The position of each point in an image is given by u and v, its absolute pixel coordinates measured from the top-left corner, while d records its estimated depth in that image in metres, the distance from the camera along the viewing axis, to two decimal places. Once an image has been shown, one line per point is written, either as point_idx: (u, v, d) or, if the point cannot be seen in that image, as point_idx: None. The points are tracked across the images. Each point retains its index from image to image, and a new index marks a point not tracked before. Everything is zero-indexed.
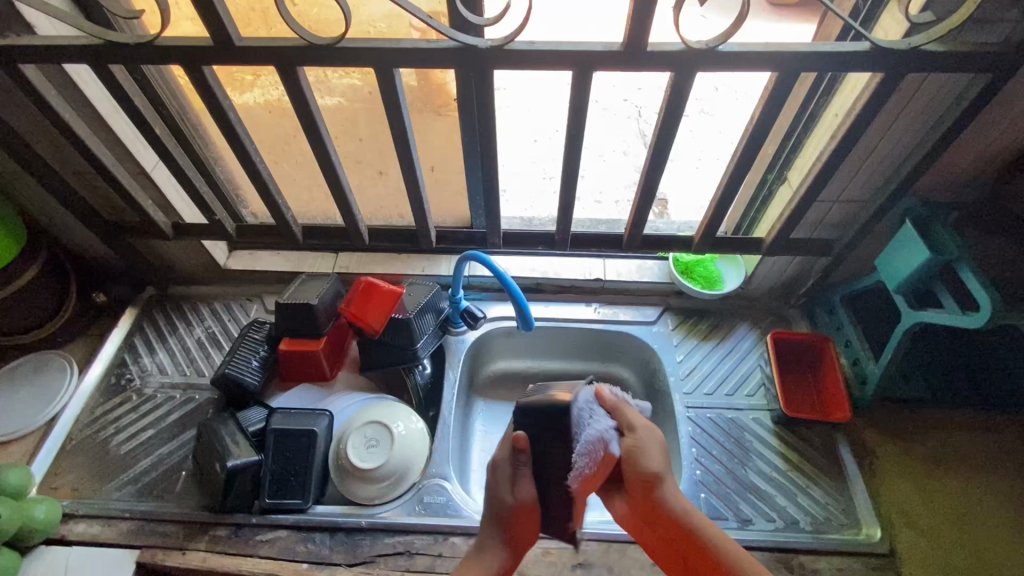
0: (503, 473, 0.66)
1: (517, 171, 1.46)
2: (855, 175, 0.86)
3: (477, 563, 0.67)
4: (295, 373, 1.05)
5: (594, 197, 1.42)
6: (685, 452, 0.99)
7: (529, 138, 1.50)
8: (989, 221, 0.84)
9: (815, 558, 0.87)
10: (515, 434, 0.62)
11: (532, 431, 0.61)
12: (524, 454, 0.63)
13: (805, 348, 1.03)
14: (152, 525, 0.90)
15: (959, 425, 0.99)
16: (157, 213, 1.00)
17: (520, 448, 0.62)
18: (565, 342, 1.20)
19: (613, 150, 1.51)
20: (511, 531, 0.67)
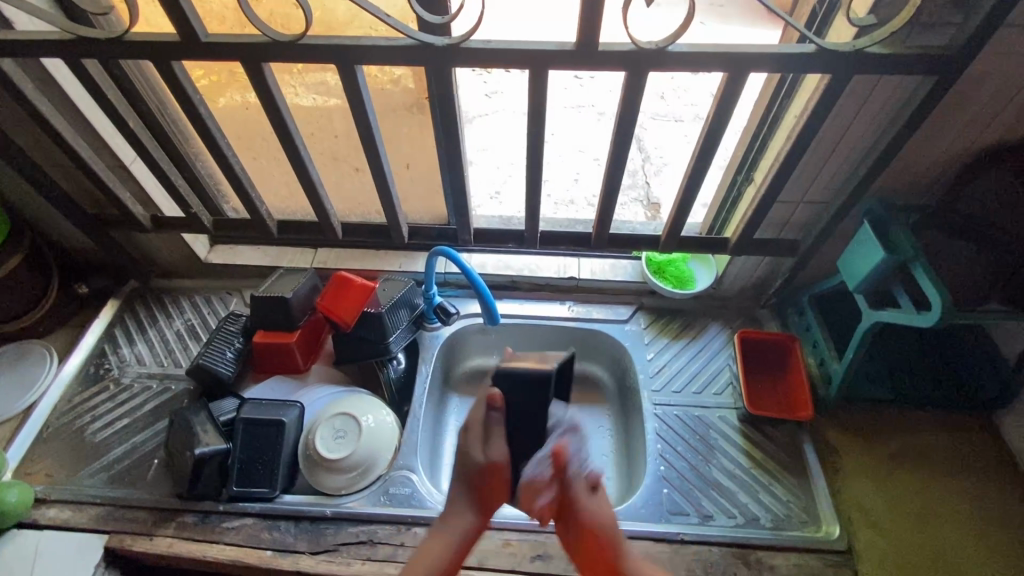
0: (476, 433, 0.65)
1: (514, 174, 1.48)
2: (815, 177, 0.88)
3: (446, 525, 0.64)
4: (270, 365, 1.07)
5: (589, 201, 1.44)
6: (650, 448, 1.00)
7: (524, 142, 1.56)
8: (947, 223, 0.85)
9: (773, 554, 0.88)
10: (492, 391, 0.64)
11: (508, 393, 0.63)
12: (499, 411, 0.64)
13: (772, 347, 1.04)
14: (122, 511, 0.92)
15: (923, 426, 0.99)
16: (136, 206, 1.02)
17: (495, 404, 0.64)
18: (539, 339, 1.21)
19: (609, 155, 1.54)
20: (481, 494, 0.65)
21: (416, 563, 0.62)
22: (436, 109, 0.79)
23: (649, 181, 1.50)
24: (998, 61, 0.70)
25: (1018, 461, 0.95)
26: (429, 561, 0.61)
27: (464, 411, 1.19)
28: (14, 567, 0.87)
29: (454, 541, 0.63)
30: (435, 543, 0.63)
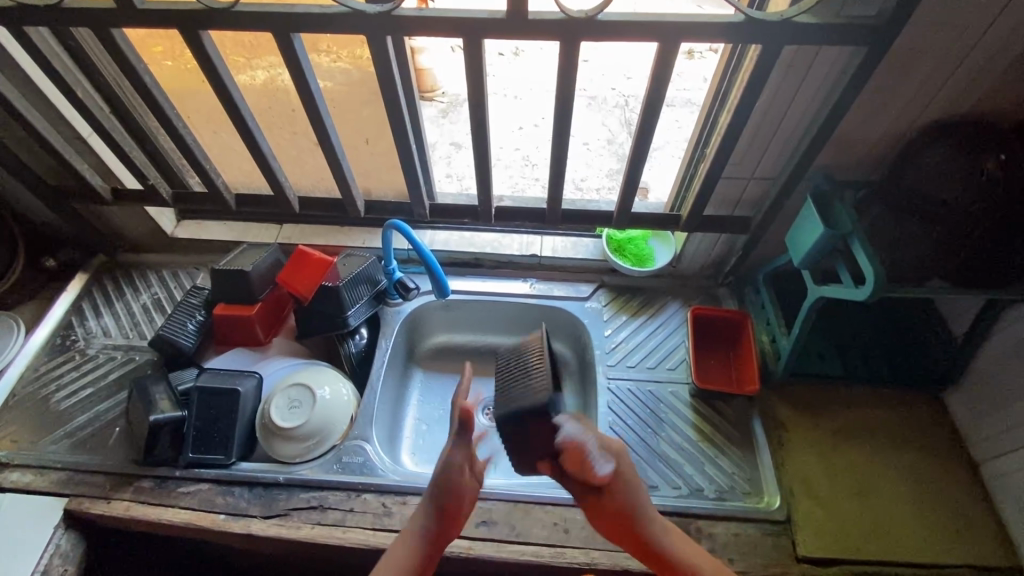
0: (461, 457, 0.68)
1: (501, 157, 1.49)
2: (762, 152, 0.88)
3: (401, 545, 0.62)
4: (231, 337, 1.09)
5: (576, 183, 1.44)
6: (602, 421, 1.02)
7: (514, 126, 1.56)
8: (892, 199, 0.85)
9: (713, 523, 0.90)
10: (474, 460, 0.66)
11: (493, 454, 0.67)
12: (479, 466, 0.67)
13: (725, 324, 1.05)
14: (82, 475, 0.94)
15: (870, 403, 1.00)
16: (96, 178, 1.03)
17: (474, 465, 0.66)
18: (503, 317, 1.22)
19: (597, 139, 1.54)
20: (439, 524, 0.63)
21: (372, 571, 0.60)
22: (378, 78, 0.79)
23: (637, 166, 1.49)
24: (930, 33, 0.70)
25: (963, 437, 0.96)
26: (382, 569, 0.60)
27: (428, 386, 1.21)
28: None
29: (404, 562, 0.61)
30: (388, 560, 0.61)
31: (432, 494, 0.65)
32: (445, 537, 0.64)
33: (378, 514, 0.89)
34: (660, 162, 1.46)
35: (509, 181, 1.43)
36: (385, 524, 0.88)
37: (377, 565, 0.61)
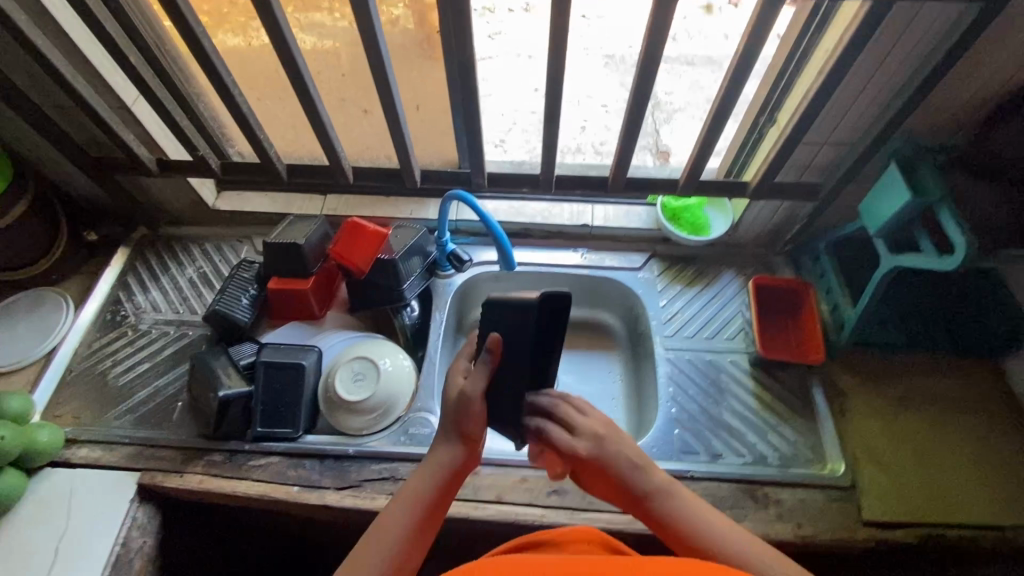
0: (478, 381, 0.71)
1: (516, 122, 1.39)
2: (842, 117, 0.85)
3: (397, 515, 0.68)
4: (286, 311, 1.08)
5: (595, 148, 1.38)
6: (662, 391, 1.02)
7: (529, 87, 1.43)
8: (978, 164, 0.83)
9: (779, 489, 0.91)
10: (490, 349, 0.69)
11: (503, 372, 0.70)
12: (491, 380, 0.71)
13: (787, 293, 1.04)
14: (152, 450, 0.95)
15: (930, 370, 1.01)
16: (141, 148, 0.99)
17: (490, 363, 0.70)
18: (553, 288, 1.21)
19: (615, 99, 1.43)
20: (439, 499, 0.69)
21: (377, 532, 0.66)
22: (450, 39, 0.75)
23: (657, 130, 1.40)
24: None
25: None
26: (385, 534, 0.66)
27: None
28: (52, 502, 0.90)
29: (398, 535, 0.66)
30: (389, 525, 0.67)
31: (447, 461, 0.71)
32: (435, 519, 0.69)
33: None
34: (682, 123, 1.39)
35: (528, 145, 1.36)
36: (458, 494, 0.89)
37: (371, 528, 0.67)
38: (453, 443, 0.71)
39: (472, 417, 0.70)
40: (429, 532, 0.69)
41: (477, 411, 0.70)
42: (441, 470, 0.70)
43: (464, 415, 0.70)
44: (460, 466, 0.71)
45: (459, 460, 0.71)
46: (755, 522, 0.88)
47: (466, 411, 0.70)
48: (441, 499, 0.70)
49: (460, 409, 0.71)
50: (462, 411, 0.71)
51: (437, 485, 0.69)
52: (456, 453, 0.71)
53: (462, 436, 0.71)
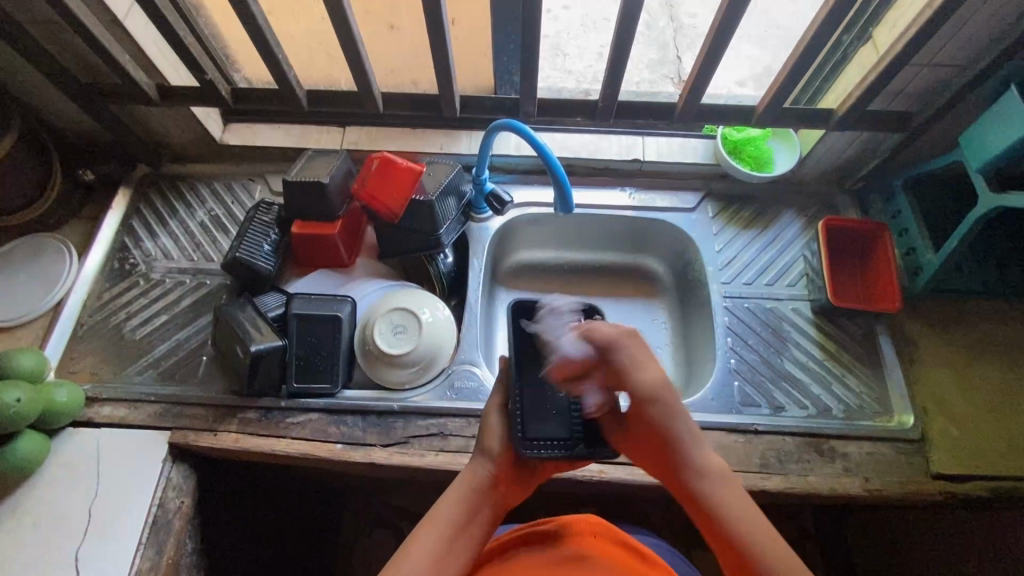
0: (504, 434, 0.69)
1: None
2: (957, 32, 0.74)
3: (428, 530, 0.62)
4: (313, 258, 0.99)
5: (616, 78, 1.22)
6: (720, 341, 0.96)
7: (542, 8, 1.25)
8: None
9: (846, 442, 0.87)
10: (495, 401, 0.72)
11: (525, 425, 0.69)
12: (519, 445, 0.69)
13: (857, 236, 0.96)
14: (180, 408, 0.89)
15: (1009, 317, 0.94)
16: (139, 73, 0.86)
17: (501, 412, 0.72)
18: (596, 230, 1.12)
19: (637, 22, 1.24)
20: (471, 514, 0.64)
21: (408, 547, 0.60)
22: None
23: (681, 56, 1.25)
24: None
25: None
26: (417, 547, 0.60)
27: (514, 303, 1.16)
28: (79, 463, 0.85)
29: (429, 550, 0.60)
30: (422, 537, 0.61)
31: (474, 481, 0.67)
32: (468, 534, 0.63)
33: None
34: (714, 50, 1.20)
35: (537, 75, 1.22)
36: None
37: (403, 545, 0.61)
38: (479, 467, 0.68)
39: (493, 437, 0.69)
40: (459, 561, 0.61)
41: (501, 435, 0.70)
42: (467, 493, 0.66)
43: (486, 434, 0.70)
44: (488, 489, 0.67)
45: (489, 480, 0.67)
46: (822, 476, 0.84)
47: (490, 438, 0.69)
48: (466, 527, 0.63)
49: (485, 432, 0.70)
50: (490, 439, 0.69)
51: (463, 506, 0.64)
52: (485, 471, 0.67)
53: (489, 455, 0.68)
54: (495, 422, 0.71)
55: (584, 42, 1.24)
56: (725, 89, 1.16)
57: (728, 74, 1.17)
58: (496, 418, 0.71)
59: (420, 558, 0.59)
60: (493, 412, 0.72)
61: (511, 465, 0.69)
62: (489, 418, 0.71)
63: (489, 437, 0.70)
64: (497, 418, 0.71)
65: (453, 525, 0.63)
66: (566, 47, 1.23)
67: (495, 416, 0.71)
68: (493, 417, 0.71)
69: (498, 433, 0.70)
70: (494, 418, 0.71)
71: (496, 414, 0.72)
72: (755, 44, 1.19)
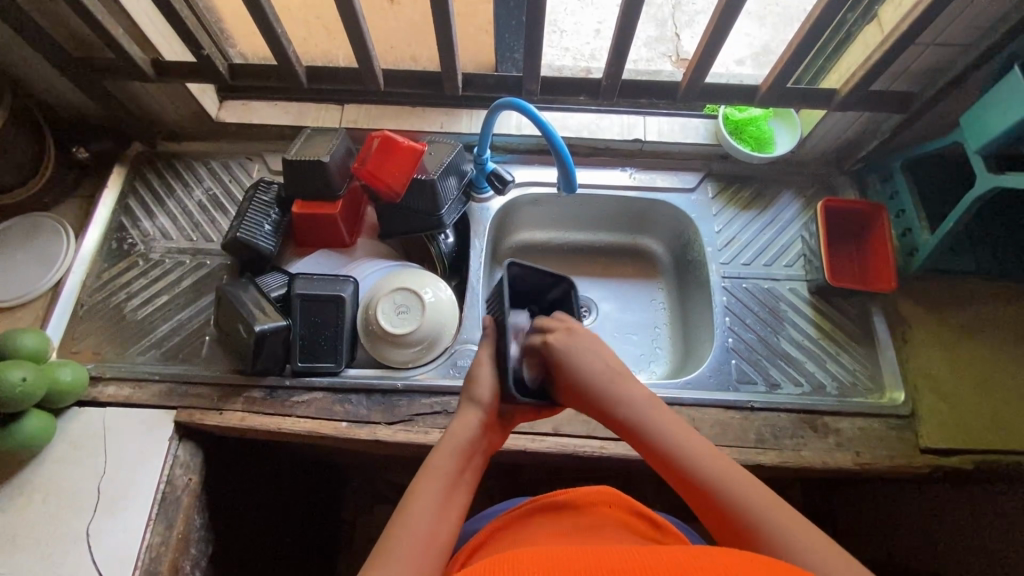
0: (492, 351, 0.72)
1: None
2: (963, 12, 0.74)
3: (423, 484, 0.62)
4: (314, 238, 0.99)
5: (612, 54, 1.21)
6: (718, 321, 0.98)
7: None
8: None
9: (839, 418, 0.89)
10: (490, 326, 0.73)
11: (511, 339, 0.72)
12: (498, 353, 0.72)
13: (854, 217, 0.98)
14: (184, 388, 0.89)
15: (1000, 298, 0.96)
16: (134, 48, 0.84)
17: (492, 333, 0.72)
18: (596, 210, 1.13)
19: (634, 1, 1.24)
20: (463, 463, 0.65)
21: (404, 506, 0.60)
22: None
23: (678, 34, 1.24)
24: None
25: None
26: (413, 505, 0.60)
27: None
28: (85, 442, 0.86)
29: (425, 505, 0.60)
30: (416, 493, 0.61)
31: (466, 430, 0.67)
32: (462, 485, 0.64)
33: None
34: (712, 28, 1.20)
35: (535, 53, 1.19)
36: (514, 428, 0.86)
37: (400, 504, 0.61)
38: (470, 416, 0.68)
39: (484, 386, 0.69)
40: (459, 507, 0.62)
41: (491, 384, 0.69)
42: (461, 442, 0.66)
43: (476, 385, 0.69)
44: (479, 436, 0.67)
45: (479, 428, 0.67)
46: (816, 451, 0.86)
47: (480, 388, 0.69)
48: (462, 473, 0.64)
49: (476, 383, 0.70)
50: (480, 389, 0.69)
51: (458, 455, 0.65)
52: (476, 420, 0.67)
53: (480, 404, 0.68)
54: (484, 371, 0.70)
55: (582, 18, 1.22)
56: (724, 68, 1.14)
57: (728, 53, 1.15)
58: (485, 368, 0.70)
59: (417, 514, 0.59)
60: (481, 360, 0.71)
61: (498, 412, 0.70)
62: (477, 368, 0.71)
63: (478, 387, 0.69)
64: (487, 368, 0.70)
65: (452, 474, 0.63)
66: (563, 24, 1.21)
67: (485, 366, 0.70)
68: (480, 367, 0.71)
69: (488, 382, 0.70)
70: (484, 367, 0.70)
71: (484, 361, 0.71)
72: (754, 22, 1.17)
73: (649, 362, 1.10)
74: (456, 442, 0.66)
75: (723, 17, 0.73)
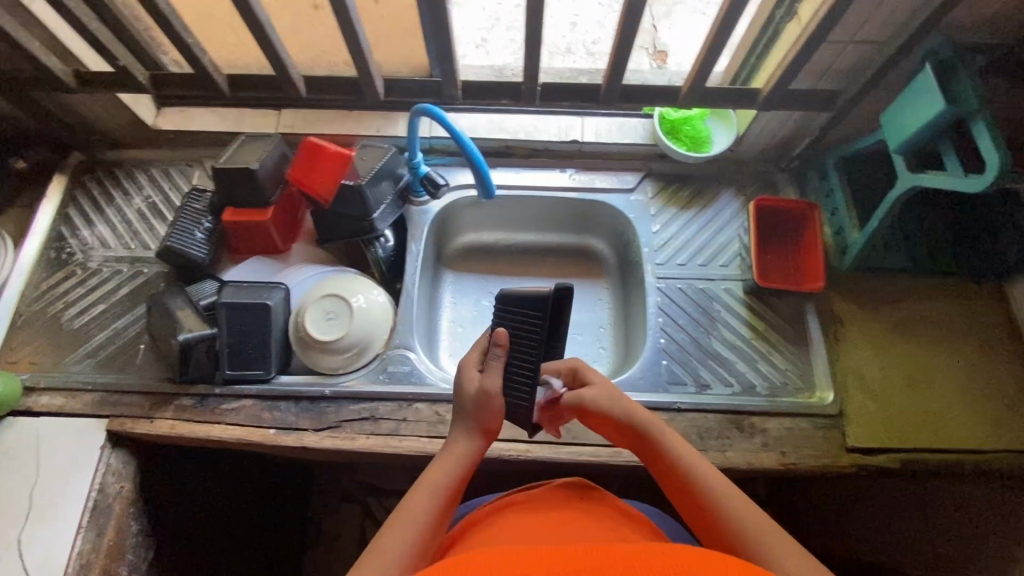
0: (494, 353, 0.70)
1: None
2: (867, 11, 0.73)
3: (420, 497, 0.65)
4: (248, 245, 0.99)
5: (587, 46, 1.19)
6: (651, 322, 0.98)
7: None
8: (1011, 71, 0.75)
9: (766, 418, 0.90)
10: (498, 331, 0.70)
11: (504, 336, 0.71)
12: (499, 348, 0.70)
13: (787, 216, 0.97)
14: (116, 397, 0.90)
15: (933, 295, 0.96)
16: (51, 59, 0.85)
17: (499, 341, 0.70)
18: (539, 212, 1.13)
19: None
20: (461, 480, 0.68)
21: (399, 516, 0.64)
22: None
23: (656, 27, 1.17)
24: None
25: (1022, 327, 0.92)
26: (411, 517, 0.63)
27: (461, 286, 1.17)
28: (18, 451, 0.87)
29: (421, 519, 0.64)
30: (416, 505, 0.65)
31: (468, 453, 0.70)
32: (457, 499, 0.68)
33: (433, 423, 0.88)
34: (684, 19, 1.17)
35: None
36: (440, 432, 0.87)
37: (396, 512, 0.65)
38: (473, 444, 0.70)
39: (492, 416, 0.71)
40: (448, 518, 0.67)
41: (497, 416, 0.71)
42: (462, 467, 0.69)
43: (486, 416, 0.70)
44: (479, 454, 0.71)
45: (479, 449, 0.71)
46: (740, 451, 0.87)
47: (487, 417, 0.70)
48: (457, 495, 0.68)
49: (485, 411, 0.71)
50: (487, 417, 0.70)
51: (459, 472, 0.68)
52: (479, 441, 0.71)
53: (483, 426, 0.71)
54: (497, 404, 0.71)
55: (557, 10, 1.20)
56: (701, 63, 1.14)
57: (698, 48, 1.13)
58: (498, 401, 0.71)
59: (415, 526, 0.63)
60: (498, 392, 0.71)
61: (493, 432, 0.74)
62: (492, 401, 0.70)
63: (484, 410, 0.72)
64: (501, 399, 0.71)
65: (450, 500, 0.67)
66: (537, 17, 1.19)
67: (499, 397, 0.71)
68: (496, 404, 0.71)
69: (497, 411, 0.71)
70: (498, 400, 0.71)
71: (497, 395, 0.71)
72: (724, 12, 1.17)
73: (592, 363, 1.11)
74: (458, 461, 0.69)
75: (626, 19, 0.73)
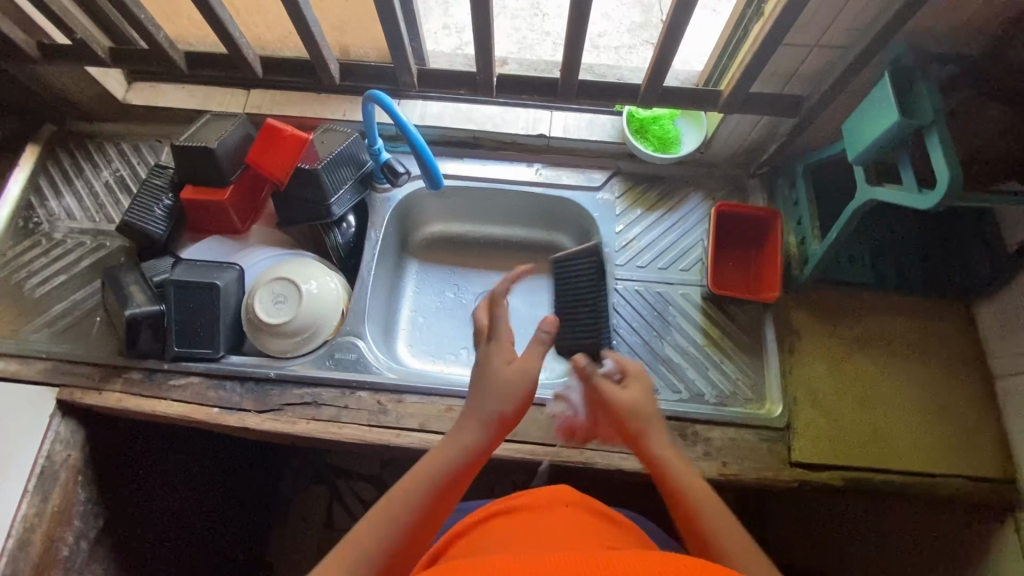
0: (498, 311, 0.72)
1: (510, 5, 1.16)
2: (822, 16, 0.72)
3: (409, 490, 0.58)
4: (207, 223, 1.00)
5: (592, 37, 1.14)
6: (604, 323, 0.97)
7: None
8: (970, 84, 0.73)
9: (710, 428, 0.88)
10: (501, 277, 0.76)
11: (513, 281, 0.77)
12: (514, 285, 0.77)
13: (749, 222, 0.95)
14: (69, 367, 0.92)
15: (895, 311, 0.93)
16: (14, 29, 0.86)
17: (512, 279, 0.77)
18: (505, 206, 1.12)
19: None
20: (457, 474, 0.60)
21: (381, 509, 0.56)
22: None
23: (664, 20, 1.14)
24: None
25: (987, 350, 0.89)
26: (393, 510, 0.56)
27: (425, 277, 1.17)
28: None
29: (405, 512, 0.56)
30: (401, 498, 0.57)
31: (469, 444, 0.62)
32: (450, 497, 0.60)
33: (374, 411, 0.88)
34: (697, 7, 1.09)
35: (514, 36, 1.13)
36: (380, 421, 0.87)
37: (377, 503, 0.57)
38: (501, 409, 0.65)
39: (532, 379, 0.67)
40: (440, 517, 0.59)
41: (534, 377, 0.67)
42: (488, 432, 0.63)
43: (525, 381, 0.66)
44: (483, 449, 0.63)
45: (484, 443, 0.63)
46: (680, 459, 0.85)
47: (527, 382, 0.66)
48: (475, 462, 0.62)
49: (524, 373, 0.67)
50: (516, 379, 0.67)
51: (457, 465, 0.60)
52: (483, 432, 0.63)
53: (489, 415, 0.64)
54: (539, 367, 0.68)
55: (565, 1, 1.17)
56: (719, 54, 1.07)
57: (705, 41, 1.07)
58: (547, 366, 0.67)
59: (398, 520, 0.55)
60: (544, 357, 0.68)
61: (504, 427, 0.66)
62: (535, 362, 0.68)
63: (493, 394, 0.65)
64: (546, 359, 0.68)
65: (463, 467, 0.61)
66: (546, 6, 1.15)
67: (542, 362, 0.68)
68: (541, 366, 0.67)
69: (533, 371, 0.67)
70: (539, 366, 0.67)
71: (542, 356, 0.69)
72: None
73: None
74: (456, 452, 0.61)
75: (576, 24, 0.75)
